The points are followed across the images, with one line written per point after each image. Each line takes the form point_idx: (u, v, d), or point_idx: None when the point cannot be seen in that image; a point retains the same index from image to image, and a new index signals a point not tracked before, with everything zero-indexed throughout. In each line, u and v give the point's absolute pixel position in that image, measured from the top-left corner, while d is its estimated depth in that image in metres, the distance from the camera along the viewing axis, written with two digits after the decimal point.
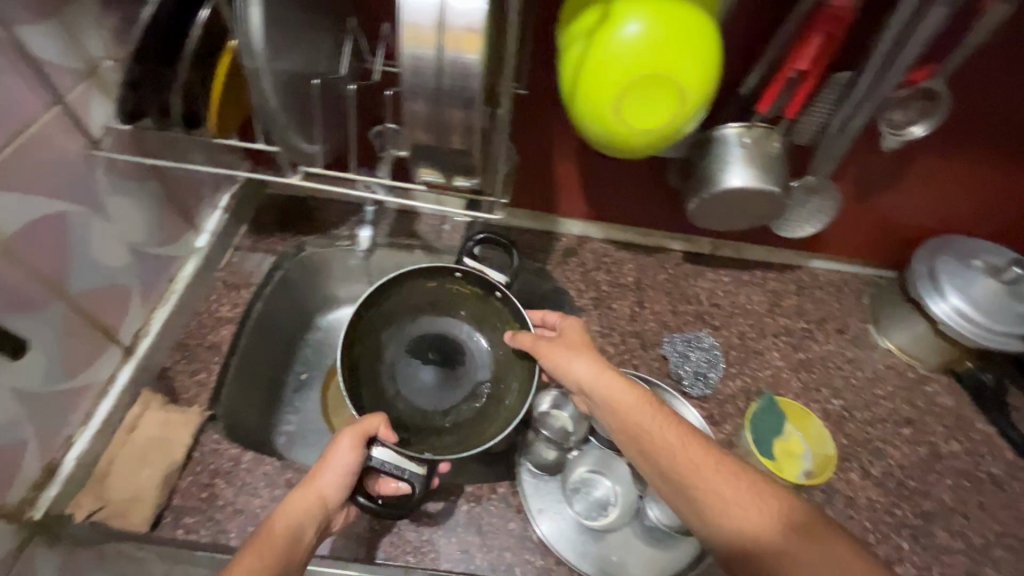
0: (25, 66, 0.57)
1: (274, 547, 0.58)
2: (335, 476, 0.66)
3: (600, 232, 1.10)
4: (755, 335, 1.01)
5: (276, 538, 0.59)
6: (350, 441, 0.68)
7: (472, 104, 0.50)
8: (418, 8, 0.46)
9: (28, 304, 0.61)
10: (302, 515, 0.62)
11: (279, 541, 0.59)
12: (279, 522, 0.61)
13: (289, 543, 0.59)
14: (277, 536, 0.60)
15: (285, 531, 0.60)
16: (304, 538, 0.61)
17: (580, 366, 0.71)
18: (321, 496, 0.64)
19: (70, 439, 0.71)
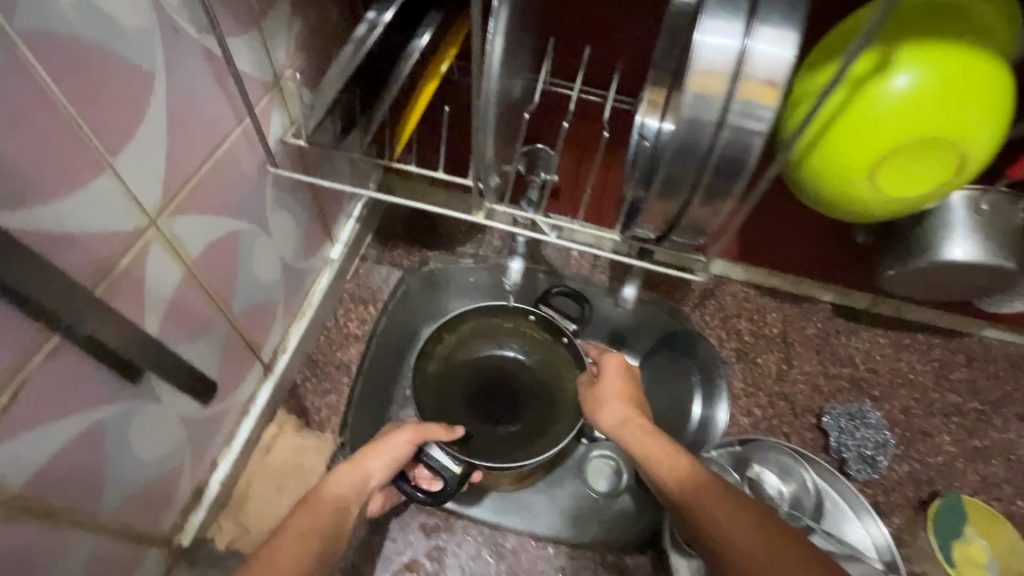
0: (227, 80, 0.53)
1: (320, 509, 0.55)
2: (378, 459, 0.62)
3: (743, 273, 1.00)
4: (921, 412, 0.90)
5: (325, 503, 0.56)
6: (402, 436, 0.65)
7: (740, 177, 0.42)
8: (716, 50, 0.38)
9: (201, 329, 0.58)
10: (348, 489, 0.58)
11: (326, 507, 0.55)
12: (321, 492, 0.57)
13: (331, 510, 0.55)
14: (323, 505, 0.56)
15: (333, 498, 0.57)
16: (349, 507, 0.57)
17: (606, 413, 0.65)
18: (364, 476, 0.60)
19: (215, 461, 0.68)
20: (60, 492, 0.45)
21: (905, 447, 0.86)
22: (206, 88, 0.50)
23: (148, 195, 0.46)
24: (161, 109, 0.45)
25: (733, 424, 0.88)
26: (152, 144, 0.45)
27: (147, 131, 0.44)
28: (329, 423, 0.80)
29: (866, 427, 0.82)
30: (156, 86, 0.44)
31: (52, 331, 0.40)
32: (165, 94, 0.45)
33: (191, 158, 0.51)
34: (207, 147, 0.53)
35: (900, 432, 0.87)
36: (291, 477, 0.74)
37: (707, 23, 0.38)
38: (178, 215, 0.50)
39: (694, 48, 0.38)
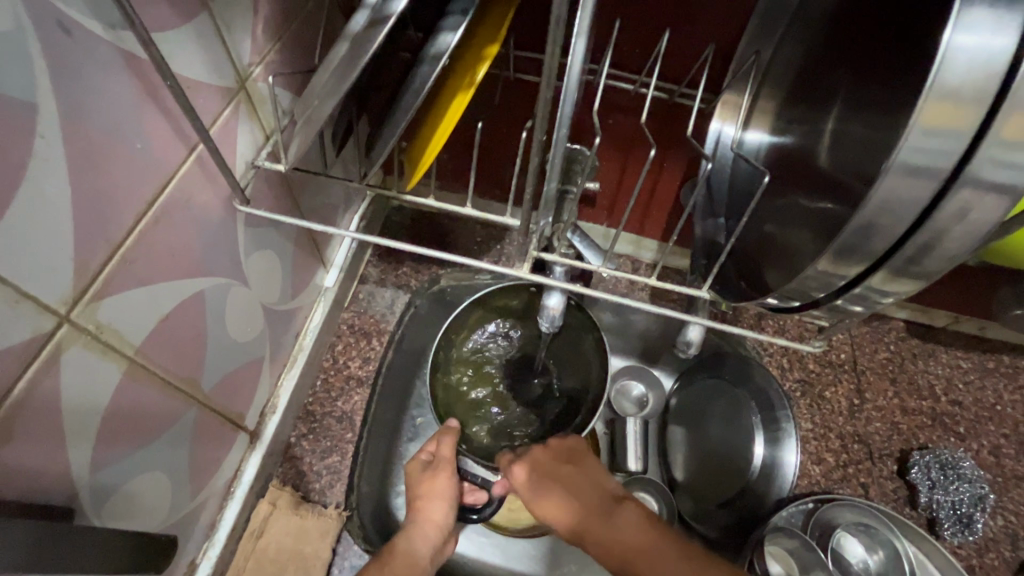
0: (167, 97, 0.36)
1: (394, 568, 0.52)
2: (440, 507, 0.56)
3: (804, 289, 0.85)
4: (1014, 452, 0.78)
5: (402, 560, 0.53)
6: (447, 477, 0.57)
7: (932, 254, 0.29)
8: (975, 60, 0.25)
9: (157, 429, 0.44)
10: (424, 548, 0.54)
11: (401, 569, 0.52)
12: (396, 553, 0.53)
13: (410, 574, 0.52)
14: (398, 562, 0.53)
15: (406, 557, 0.53)
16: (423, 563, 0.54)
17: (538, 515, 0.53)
18: (433, 530, 0.55)
19: (194, 560, 0.56)
20: None
21: (997, 497, 0.75)
22: (136, 114, 0.34)
23: (48, 287, 0.31)
24: (52, 158, 0.30)
25: (802, 474, 0.76)
26: (44, 211, 0.30)
27: (32, 194, 0.29)
28: (332, 492, 0.67)
29: (961, 479, 0.72)
30: (37, 128, 0.29)
31: None
32: (57, 134, 0.30)
33: (122, 217, 0.35)
34: (146, 195, 0.37)
35: (993, 478, 0.76)
36: (290, 566, 0.62)
37: (967, 13, 0.25)
38: (107, 299, 0.35)
39: (943, 55, 0.25)
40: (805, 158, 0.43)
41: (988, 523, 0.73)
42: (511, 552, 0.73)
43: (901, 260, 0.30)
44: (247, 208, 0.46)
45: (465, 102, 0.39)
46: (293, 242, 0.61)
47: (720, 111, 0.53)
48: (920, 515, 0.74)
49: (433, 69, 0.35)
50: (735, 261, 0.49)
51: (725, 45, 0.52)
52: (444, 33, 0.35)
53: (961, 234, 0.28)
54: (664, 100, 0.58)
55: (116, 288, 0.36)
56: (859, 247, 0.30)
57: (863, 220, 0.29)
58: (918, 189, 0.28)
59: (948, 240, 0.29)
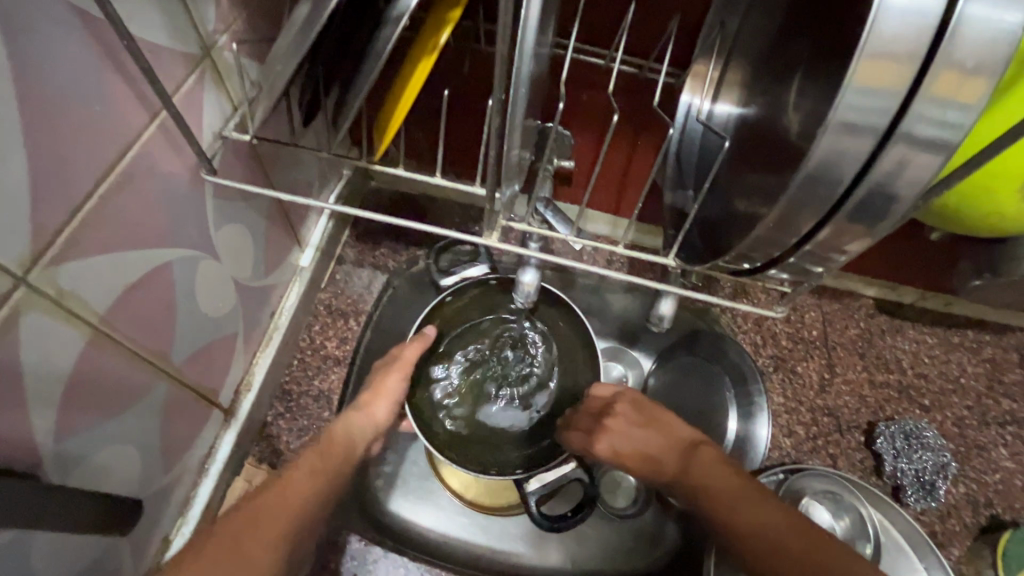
0: (125, 62, 0.36)
1: (333, 454, 0.52)
2: (386, 406, 0.59)
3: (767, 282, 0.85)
4: (976, 422, 0.81)
5: (339, 447, 0.54)
6: (400, 377, 0.60)
7: (877, 208, 0.31)
8: (908, 17, 0.26)
9: (126, 401, 0.44)
10: (360, 438, 0.56)
11: (338, 453, 0.53)
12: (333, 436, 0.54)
13: (346, 459, 0.53)
14: (337, 447, 0.53)
15: (345, 442, 0.54)
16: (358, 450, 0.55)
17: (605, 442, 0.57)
18: (372, 422, 0.57)
19: (168, 536, 0.56)
20: None
21: (959, 465, 0.78)
22: (91, 76, 0.34)
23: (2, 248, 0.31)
24: (3, 116, 0.29)
25: (773, 446, 0.78)
26: None
27: None
28: None
29: (924, 448, 0.74)
30: None
31: None
32: (8, 93, 0.29)
33: (78, 182, 0.35)
34: (105, 161, 0.36)
35: (955, 447, 0.79)
36: None
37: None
38: (66, 265, 0.35)
39: (876, 15, 0.25)
40: (767, 126, 0.44)
41: (950, 490, 0.76)
42: (492, 531, 0.74)
43: (848, 216, 0.31)
44: (215, 178, 0.45)
45: (430, 65, 0.39)
46: (265, 218, 0.61)
47: (690, 85, 0.53)
48: (885, 484, 0.76)
49: (394, 31, 0.35)
50: (701, 231, 0.50)
51: (693, 19, 0.53)
52: None
53: (904, 187, 0.30)
54: (634, 75, 0.58)
55: (76, 253, 0.35)
56: (808, 203, 0.31)
57: (810, 176, 0.30)
58: (860, 145, 0.28)
59: (892, 194, 0.30)
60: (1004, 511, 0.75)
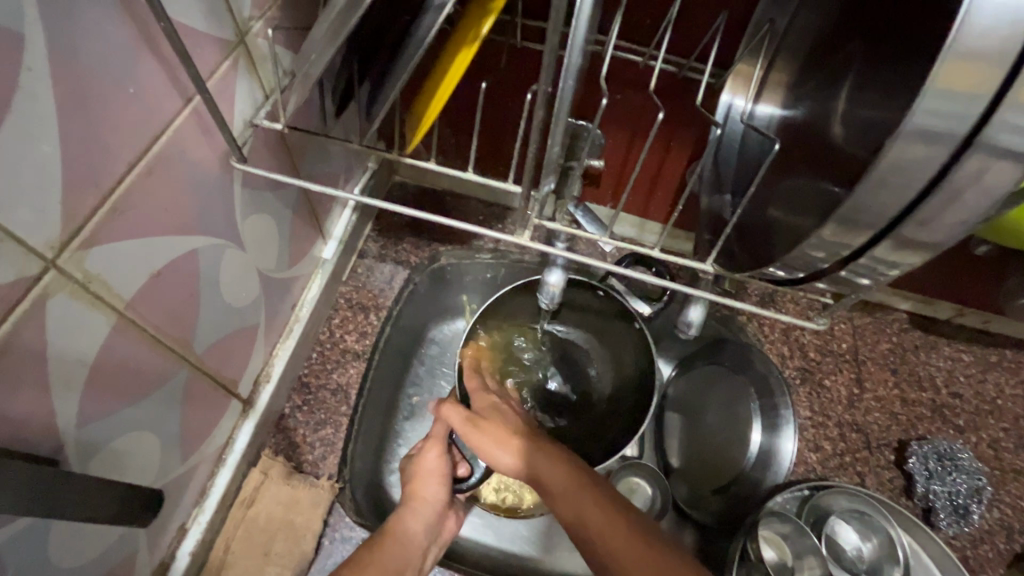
0: (162, 45, 0.35)
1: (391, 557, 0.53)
2: (434, 488, 0.60)
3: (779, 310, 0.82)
4: (1012, 445, 0.78)
5: (400, 547, 0.55)
6: (436, 455, 0.61)
7: (947, 219, 0.28)
8: (1000, 15, 0.23)
9: (146, 387, 0.43)
10: (419, 528, 0.57)
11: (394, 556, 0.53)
12: (390, 537, 0.55)
13: (404, 554, 0.54)
14: (391, 549, 0.54)
15: (401, 539, 0.55)
16: (417, 545, 0.56)
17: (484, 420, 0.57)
18: (428, 508, 0.59)
19: (184, 526, 0.55)
20: None
21: (995, 490, 0.74)
22: (126, 57, 0.33)
23: (32, 229, 0.30)
24: (39, 93, 0.29)
25: (798, 461, 0.75)
26: (27, 149, 0.29)
27: (16, 130, 0.28)
28: (325, 464, 0.67)
29: (959, 471, 0.71)
30: (23, 59, 0.28)
31: None
32: (44, 68, 0.29)
33: (111, 165, 0.34)
34: (139, 144, 0.36)
35: (990, 471, 0.75)
36: (279, 536, 0.60)
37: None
38: (95, 248, 0.34)
39: (965, 11, 0.23)
40: (815, 130, 0.42)
41: (984, 515, 0.73)
42: (504, 534, 0.73)
43: (913, 226, 0.29)
44: (245, 166, 0.45)
45: (469, 58, 0.38)
46: (291, 209, 0.60)
47: (730, 82, 0.52)
48: (916, 506, 0.73)
49: (437, 19, 0.34)
50: (738, 235, 0.48)
51: (737, 16, 0.51)
52: None
53: (977, 198, 0.27)
54: (673, 74, 0.56)
55: (105, 239, 0.35)
56: (871, 210, 0.29)
57: (877, 183, 0.28)
58: (933, 152, 0.26)
59: (963, 204, 0.28)
60: None
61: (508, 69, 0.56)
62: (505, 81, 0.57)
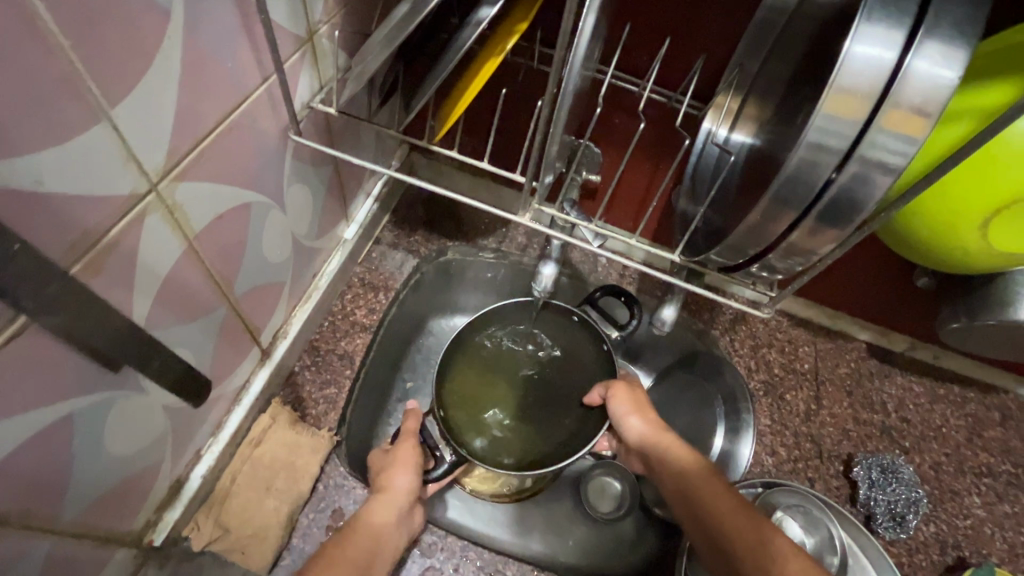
0: (256, 31, 0.45)
1: (356, 544, 0.55)
2: (402, 479, 0.62)
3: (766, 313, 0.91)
4: (952, 468, 0.85)
5: (367, 535, 0.57)
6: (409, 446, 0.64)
7: (843, 214, 0.37)
8: (866, 63, 0.33)
9: (196, 311, 0.51)
10: (385, 517, 0.59)
11: (361, 546, 0.55)
12: (358, 528, 0.57)
13: (370, 545, 0.56)
14: (358, 540, 0.56)
15: (367, 529, 0.57)
16: (383, 537, 0.58)
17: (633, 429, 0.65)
18: (395, 500, 0.60)
19: (199, 452, 0.62)
20: (15, 498, 0.38)
21: (934, 507, 0.81)
22: (230, 37, 0.43)
23: (149, 155, 0.39)
24: (171, 55, 0.37)
25: (755, 463, 0.82)
26: (156, 96, 0.37)
27: (154, 80, 0.37)
28: (326, 419, 0.73)
29: (899, 482, 0.78)
30: (168, 28, 0.36)
31: (16, 313, 0.32)
32: (179, 37, 0.38)
33: (205, 118, 0.43)
34: (226, 106, 0.45)
35: (930, 489, 0.82)
36: (280, 475, 0.67)
37: (863, 29, 0.33)
38: (183, 182, 0.43)
39: (843, 59, 0.33)
40: (768, 152, 0.51)
41: (921, 528, 0.79)
42: (479, 516, 0.79)
43: (820, 217, 0.38)
44: (300, 137, 0.54)
45: (494, 66, 0.48)
46: (325, 187, 0.70)
47: (712, 112, 0.61)
48: (859, 513, 0.79)
49: (474, 32, 0.44)
50: (704, 236, 0.57)
51: (718, 59, 0.61)
52: (484, 8, 0.44)
53: (863, 198, 0.36)
54: (662, 103, 0.66)
55: (191, 175, 0.44)
56: (788, 201, 0.37)
57: (788, 181, 0.37)
58: (826, 159, 0.35)
59: (855, 202, 0.36)
60: (972, 554, 0.78)
61: (524, 85, 0.66)
62: (521, 96, 0.67)
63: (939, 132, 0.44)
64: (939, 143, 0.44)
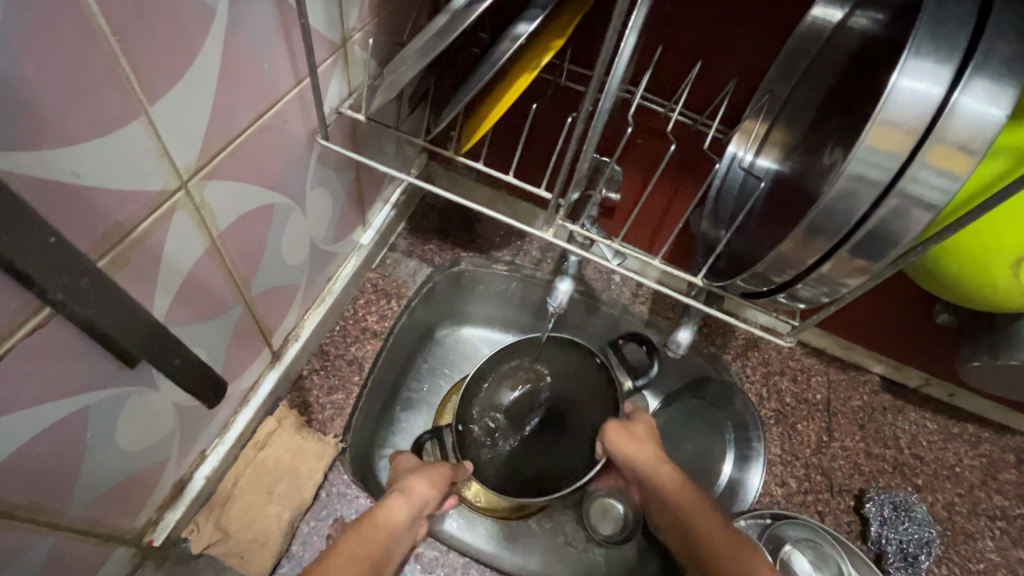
0: (294, 37, 0.45)
1: (372, 540, 0.55)
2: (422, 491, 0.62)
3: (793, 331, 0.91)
4: (965, 510, 0.83)
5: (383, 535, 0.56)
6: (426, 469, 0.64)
7: (879, 246, 0.36)
8: (912, 97, 0.32)
9: (213, 311, 0.51)
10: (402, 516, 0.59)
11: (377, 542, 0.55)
12: (377, 527, 0.57)
13: (385, 541, 0.56)
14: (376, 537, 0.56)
15: (385, 526, 0.57)
16: (396, 538, 0.57)
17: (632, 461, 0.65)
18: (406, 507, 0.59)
19: (204, 452, 0.61)
20: (25, 490, 0.38)
21: (945, 548, 0.80)
22: (269, 40, 0.43)
23: (182, 152, 0.39)
24: (211, 55, 0.37)
25: (764, 493, 0.81)
26: (193, 97, 0.37)
27: (193, 79, 0.37)
28: (332, 424, 0.72)
29: (911, 521, 0.76)
30: (211, 28, 0.36)
31: (41, 303, 0.32)
32: (219, 38, 0.38)
33: (237, 120, 0.43)
34: (258, 107, 0.45)
35: (942, 530, 0.81)
36: (284, 481, 0.66)
37: (912, 62, 0.32)
38: (211, 181, 0.43)
39: (890, 91, 0.32)
40: (796, 180, 0.51)
41: (932, 569, 0.77)
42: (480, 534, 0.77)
43: (855, 249, 0.37)
44: (327, 142, 0.54)
45: (527, 82, 0.48)
46: (346, 191, 0.70)
47: (739, 137, 0.60)
48: (869, 550, 0.77)
49: (511, 47, 0.44)
50: (727, 260, 0.57)
51: (747, 84, 0.61)
52: (523, 23, 0.44)
53: (900, 232, 0.35)
54: (688, 126, 0.66)
55: (219, 175, 0.43)
56: (823, 231, 0.37)
57: (826, 209, 0.36)
58: (867, 192, 0.34)
59: (892, 236, 0.36)
60: None
61: (551, 100, 0.66)
62: (548, 110, 0.67)
63: (979, 169, 0.43)
64: (978, 178, 0.43)
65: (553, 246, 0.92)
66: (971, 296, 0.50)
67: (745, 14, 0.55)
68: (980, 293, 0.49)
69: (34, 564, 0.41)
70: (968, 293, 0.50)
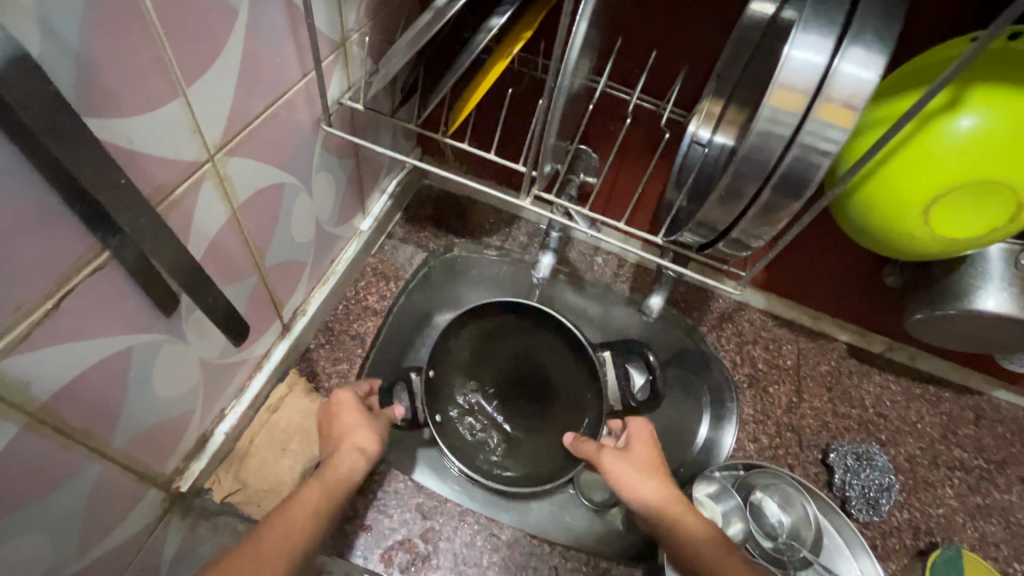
0: (301, 35, 0.53)
1: (331, 481, 0.59)
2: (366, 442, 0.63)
3: (763, 301, 0.99)
4: (926, 461, 0.89)
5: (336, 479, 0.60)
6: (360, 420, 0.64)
7: (791, 190, 0.44)
8: (803, 64, 0.40)
9: (233, 276, 0.58)
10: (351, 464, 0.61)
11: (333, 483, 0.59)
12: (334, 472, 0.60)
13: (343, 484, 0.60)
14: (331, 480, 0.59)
15: (340, 471, 0.60)
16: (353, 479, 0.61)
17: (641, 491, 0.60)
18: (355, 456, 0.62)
19: (224, 411, 0.67)
20: (85, 415, 0.45)
21: (906, 495, 0.86)
22: (280, 37, 0.51)
23: (211, 130, 0.46)
24: (235, 48, 0.45)
25: (738, 448, 0.88)
26: (219, 83, 0.45)
27: (220, 68, 0.44)
28: None
29: (872, 468, 0.83)
30: (235, 26, 0.44)
31: (103, 247, 0.39)
32: (242, 35, 0.45)
33: (254, 105, 0.51)
34: (271, 95, 0.53)
35: (904, 479, 0.87)
36: (296, 439, 0.73)
37: (801, 37, 0.40)
38: (233, 157, 0.50)
39: (784, 61, 0.40)
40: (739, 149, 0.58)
41: (894, 513, 0.84)
42: None
43: (773, 193, 0.44)
44: (330, 128, 0.62)
45: (502, 69, 0.56)
46: (347, 178, 0.77)
47: (696, 117, 0.68)
48: (835, 497, 0.84)
49: (486, 38, 0.52)
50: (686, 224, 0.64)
51: (700, 71, 0.69)
52: (495, 18, 0.52)
53: (806, 177, 0.43)
54: (652, 110, 0.74)
55: (239, 152, 0.51)
56: (745, 178, 0.44)
57: (744, 160, 0.43)
58: (775, 144, 0.42)
59: (800, 181, 0.43)
60: (943, 540, 0.83)
61: (528, 91, 0.74)
62: (527, 100, 0.75)
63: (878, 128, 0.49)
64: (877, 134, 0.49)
65: (539, 231, 1.00)
66: (893, 244, 0.57)
67: (693, 9, 0.63)
68: (899, 239, 0.56)
69: (86, 486, 0.48)
70: (888, 240, 0.57)
